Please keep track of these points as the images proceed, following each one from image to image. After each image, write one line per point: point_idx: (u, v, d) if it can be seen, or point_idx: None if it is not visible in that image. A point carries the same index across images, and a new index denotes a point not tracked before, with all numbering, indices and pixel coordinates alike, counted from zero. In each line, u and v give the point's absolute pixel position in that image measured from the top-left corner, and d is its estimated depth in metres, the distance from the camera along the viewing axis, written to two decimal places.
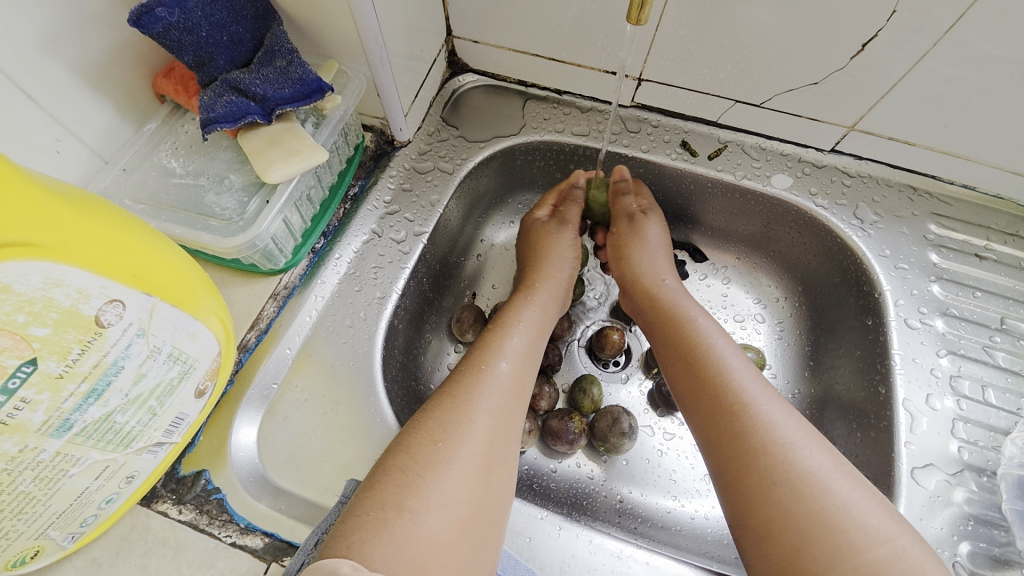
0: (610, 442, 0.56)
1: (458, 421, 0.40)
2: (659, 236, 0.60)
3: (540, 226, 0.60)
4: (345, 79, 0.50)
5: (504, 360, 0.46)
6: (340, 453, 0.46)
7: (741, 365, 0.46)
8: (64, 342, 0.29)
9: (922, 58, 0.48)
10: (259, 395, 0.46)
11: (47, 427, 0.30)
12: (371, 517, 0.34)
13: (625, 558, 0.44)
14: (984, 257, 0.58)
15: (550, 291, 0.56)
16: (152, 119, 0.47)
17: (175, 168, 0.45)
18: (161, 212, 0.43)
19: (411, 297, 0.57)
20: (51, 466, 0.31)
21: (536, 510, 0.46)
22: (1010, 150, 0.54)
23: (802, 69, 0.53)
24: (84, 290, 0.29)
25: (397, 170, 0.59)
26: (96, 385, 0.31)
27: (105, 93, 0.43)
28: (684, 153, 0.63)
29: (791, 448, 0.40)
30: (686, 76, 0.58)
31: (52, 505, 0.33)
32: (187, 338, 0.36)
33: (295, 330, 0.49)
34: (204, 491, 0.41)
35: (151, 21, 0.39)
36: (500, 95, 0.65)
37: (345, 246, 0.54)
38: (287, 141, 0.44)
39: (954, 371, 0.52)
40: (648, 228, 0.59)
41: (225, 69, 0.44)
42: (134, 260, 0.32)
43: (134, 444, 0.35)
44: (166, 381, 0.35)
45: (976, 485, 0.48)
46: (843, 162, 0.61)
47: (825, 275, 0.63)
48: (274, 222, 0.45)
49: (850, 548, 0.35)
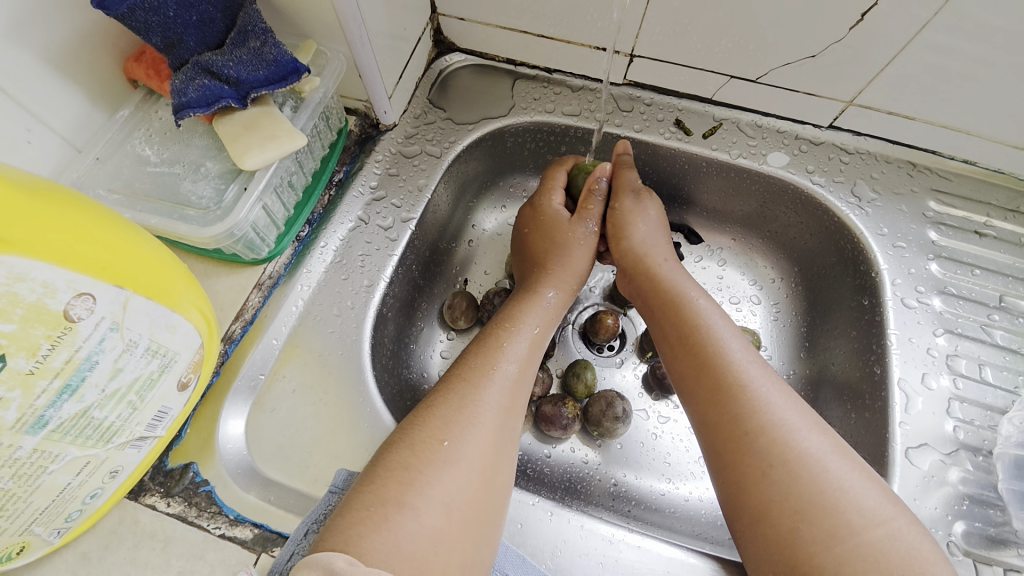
0: (604, 426, 0.56)
1: (464, 420, 0.39)
2: (657, 220, 0.57)
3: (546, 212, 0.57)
4: (324, 60, 0.48)
5: (513, 358, 0.45)
6: (330, 445, 0.46)
7: (740, 346, 0.44)
8: (32, 338, 0.28)
9: (922, 29, 0.46)
10: (246, 387, 0.46)
11: (21, 425, 0.29)
12: (368, 512, 0.33)
13: (616, 542, 0.43)
14: (983, 233, 0.57)
15: (556, 274, 0.53)
16: (125, 105, 0.45)
17: (150, 156, 0.44)
18: (137, 202, 0.42)
19: (400, 284, 0.56)
20: (29, 463, 0.31)
21: (527, 496, 0.46)
22: (1013, 123, 0.52)
23: (799, 41, 0.51)
24: (51, 284, 0.28)
25: (382, 154, 0.57)
26: (70, 381, 0.30)
27: (74, 79, 0.41)
28: (678, 132, 0.61)
29: (790, 430, 0.39)
30: (679, 51, 0.56)
31: (34, 502, 0.32)
32: (165, 331, 0.35)
33: (282, 321, 0.48)
34: (192, 484, 0.41)
35: (115, 2, 0.37)
36: (488, 75, 0.63)
37: (331, 234, 0.52)
38: (264, 125, 0.43)
39: (951, 350, 0.52)
40: (649, 207, 0.57)
41: (196, 51, 0.42)
42: (104, 252, 0.31)
43: (116, 438, 0.35)
44: (145, 375, 0.35)
45: (972, 464, 0.47)
46: (842, 139, 0.60)
47: (822, 255, 0.62)
48: (253, 210, 0.44)
49: (848, 528, 0.35)
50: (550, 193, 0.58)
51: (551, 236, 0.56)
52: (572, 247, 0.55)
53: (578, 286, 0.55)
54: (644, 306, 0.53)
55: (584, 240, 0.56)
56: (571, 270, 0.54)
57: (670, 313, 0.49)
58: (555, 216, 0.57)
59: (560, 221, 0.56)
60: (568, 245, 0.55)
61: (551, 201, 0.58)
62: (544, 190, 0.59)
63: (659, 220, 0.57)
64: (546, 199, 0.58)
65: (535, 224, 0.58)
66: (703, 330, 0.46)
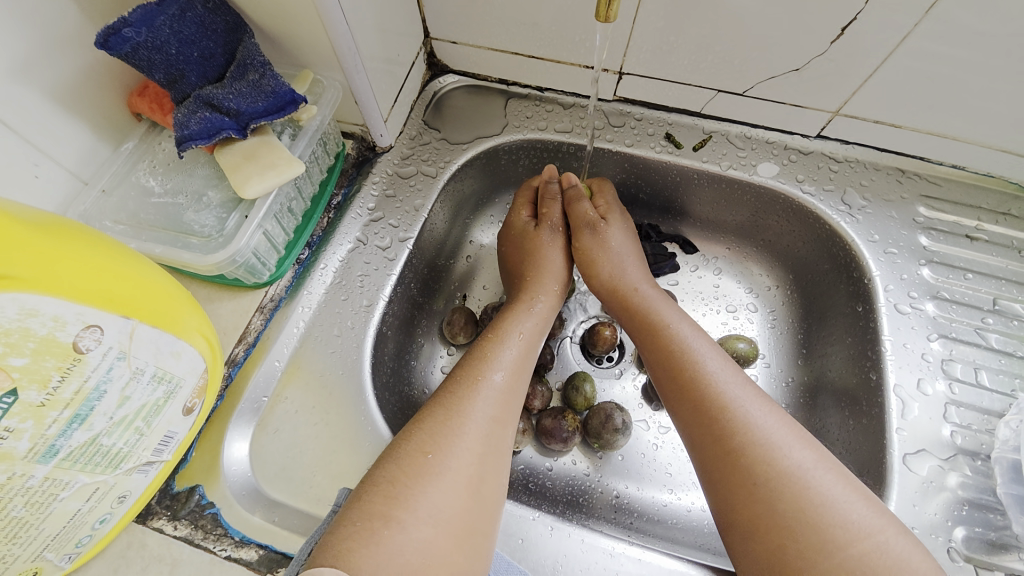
0: (604, 438, 0.56)
1: (450, 432, 0.40)
2: (624, 241, 0.58)
3: (528, 230, 0.59)
4: (320, 89, 0.50)
5: (500, 369, 0.45)
6: (333, 464, 0.46)
7: (717, 364, 0.46)
8: (43, 370, 0.29)
9: (903, 40, 0.47)
10: (250, 409, 0.47)
11: (33, 454, 0.30)
12: (359, 527, 0.34)
13: (617, 555, 0.44)
14: (975, 237, 0.57)
15: (535, 284, 0.55)
16: (129, 138, 0.47)
17: (154, 187, 0.46)
18: (142, 231, 0.43)
19: (399, 303, 0.57)
20: (41, 491, 0.32)
21: (527, 511, 0.46)
22: (997, 128, 0.53)
23: (783, 55, 0.52)
24: (61, 317, 0.29)
25: (379, 176, 0.59)
26: (80, 410, 0.32)
27: (80, 115, 0.43)
28: (669, 145, 0.62)
29: (771, 449, 0.39)
30: (667, 68, 0.57)
31: (45, 529, 0.33)
32: (171, 357, 0.36)
33: (284, 342, 0.49)
34: (198, 507, 0.42)
35: (119, 42, 0.39)
36: (482, 95, 0.65)
37: (331, 256, 0.54)
38: (263, 154, 0.44)
39: (946, 354, 0.52)
40: (611, 235, 0.57)
41: (197, 85, 0.44)
42: (112, 284, 0.32)
43: (124, 464, 0.36)
44: (151, 401, 0.36)
45: (971, 469, 0.47)
46: (830, 147, 0.61)
47: (815, 262, 0.63)
48: (254, 236, 0.45)
49: (834, 544, 0.35)
50: (517, 210, 0.61)
51: (534, 256, 0.57)
52: (545, 252, 0.57)
53: (561, 289, 0.56)
54: (627, 327, 0.54)
55: (552, 242, 0.58)
56: (551, 273, 0.56)
57: (653, 338, 0.49)
58: (525, 229, 0.59)
59: (530, 231, 0.59)
60: (540, 251, 0.57)
61: (519, 216, 0.60)
62: (513, 209, 0.61)
63: (628, 244, 0.58)
64: (515, 216, 0.61)
65: (516, 244, 0.59)
66: (684, 352, 0.47)
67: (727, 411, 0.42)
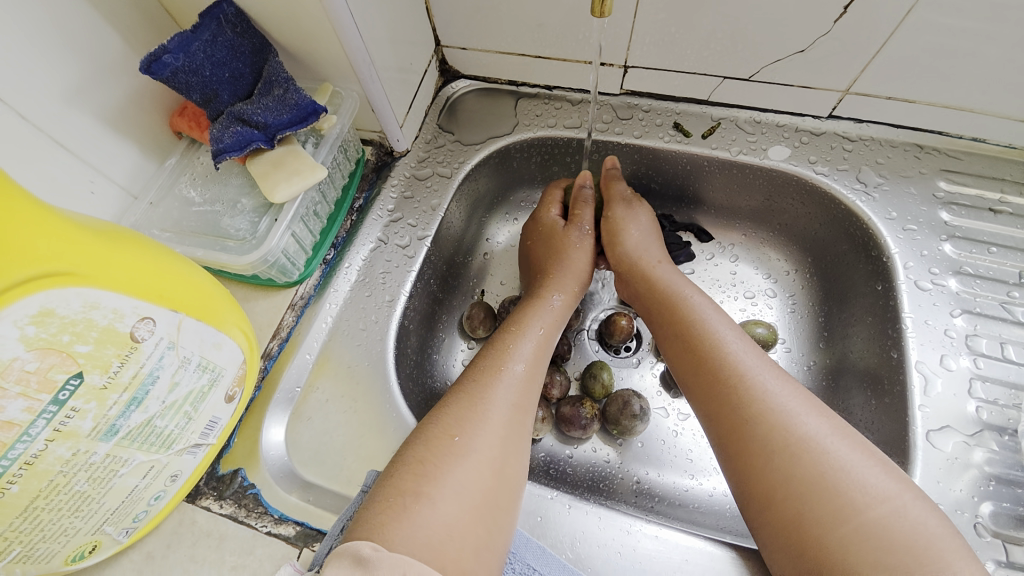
0: (622, 424, 0.57)
1: (473, 417, 0.42)
2: (651, 223, 0.59)
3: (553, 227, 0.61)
4: (340, 99, 0.54)
5: (521, 359, 0.47)
6: (362, 449, 0.49)
7: (735, 340, 0.46)
8: (105, 357, 0.33)
9: (909, 13, 0.47)
10: (285, 398, 0.50)
11: (96, 432, 0.34)
12: (388, 502, 0.37)
13: (633, 532, 0.45)
14: (999, 210, 0.56)
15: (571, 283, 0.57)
16: (172, 154, 0.52)
17: (194, 197, 0.50)
18: (185, 238, 0.48)
19: (420, 298, 0.60)
20: (103, 466, 0.35)
21: (545, 490, 0.48)
22: (1017, 97, 0.52)
23: (785, 38, 0.52)
24: (119, 310, 0.33)
25: (397, 179, 0.62)
26: (136, 394, 0.35)
27: (129, 136, 0.48)
28: (678, 135, 0.63)
29: (788, 416, 0.40)
30: (670, 59, 0.58)
31: (106, 503, 0.37)
32: (213, 348, 0.40)
33: (313, 337, 0.53)
34: (241, 487, 0.46)
35: (160, 68, 0.43)
36: (492, 97, 0.67)
37: (354, 255, 0.57)
38: (289, 162, 0.48)
39: (970, 330, 0.51)
40: (641, 214, 0.60)
41: (229, 102, 0.48)
42: (160, 281, 0.36)
43: (175, 445, 0.40)
44: (197, 388, 0.39)
45: (997, 444, 0.47)
46: (843, 127, 0.60)
47: (833, 243, 0.62)
48: (284, 237, 0.49)
49: (850, 509, 0.35)
50: (545, 206, 0.63)
51: (557, 250, 0.59)
52: (570, 252, 0.58)
53: (581, 289, 0.58)
54: (644, 312, 0.55)
55: (580, 244, 0.59)
56: (573, 274, 0.57)
57: (670, 320, 0.50)
58: (553, 225, 0.61)
59: (558, 229, 0.60)
60: (565, 249, 0.59)
61: (549, 213, 0.62)
62: (543, 205, 0.63)
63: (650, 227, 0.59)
64: (542, 212, 0.63)
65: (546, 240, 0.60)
66: (699, 327, 0.48)
67: (743, 387, 0.42)
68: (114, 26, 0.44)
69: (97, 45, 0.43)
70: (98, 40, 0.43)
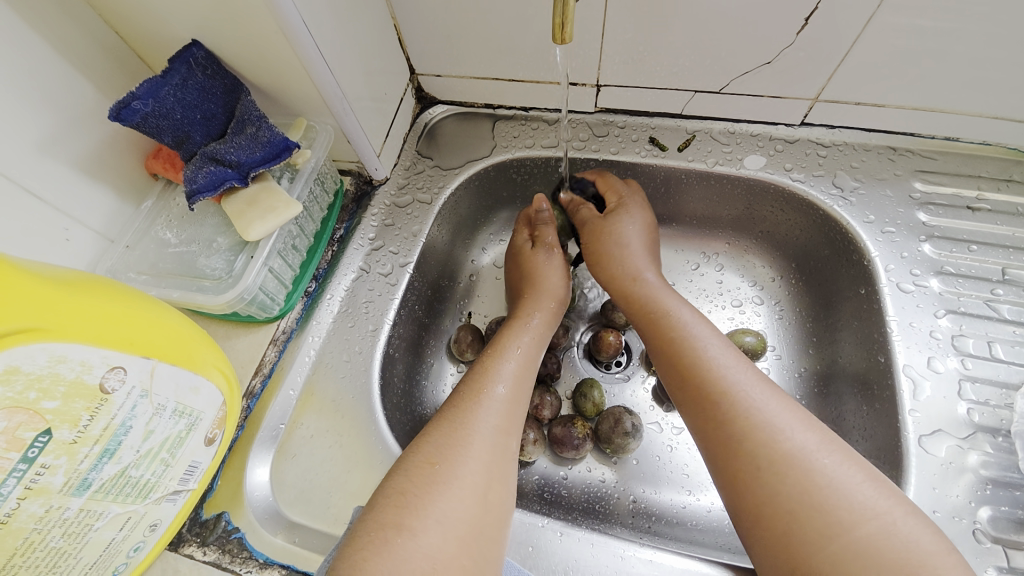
0: (615, 443, 0.57)
1: (455, 442, 0.41)
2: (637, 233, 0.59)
3: (528, 253, 0.61)
4: (314, 133, 0.54)
5: (501, 379, 0.47)
6: (349, 484, 0.49)
7: (718, 349, 0.46)
8: (73, 411, 0.33)
9: (870, 21, 0.48)
10: (269, 436, 0.49)
11: (68, 487, 0.34)
12: (371, 537, 0.36)
13: (628, 557, 0.45)
14: (977, 208, 0.56)
15: (552, 297, 0.58)
16: (148, 196, 0.52)
17: (170, 238, 0.50)
18: (162, 280, 0.48)
19: (405, 325, 0.60)
20: (77, 522, 0.35)
21: (537, 518, 0.47)
22: (985, 96, 0.52)
23: (753, 50, 0.53)
24: (87, 362, 0.33)
25: (377, 207, 0.62)
26: (108, 445, 0.35)
27: (103, 181, 0.48)
28: (654, 149, 0.63)
29: (772, 432, 0.39)
30: (641, 76, 0.59)
31: (83, 558, 0.36)
32: (190, 392, 0.39)
33: (297, 371, 0.52)
34: (225, 533, 0.45)
35: (130, 114, 0.43)
36: (470, 121, 0.68)
37: (336, 286, 0.57)
38: (263, 199, 0.48)
39: (956, 330, 0.51)
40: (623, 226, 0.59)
41: (202, 143, 0.48)
42: (134, 329, 0.36)
43: (153, 493, 0.39)
44: (174, 434, 0.39)
45: (992, 446, 0.46)
46: (817, 133, 0.61)
47: (815, 248, 0.62)
48: (260, 274, 0.49)
49: (839, 526, 0.35)
50: (518, 231, 0.64)
51: (527, 273, 0.60)
52: (542, 272, 0.59)
53: (559, 307, 0.58)
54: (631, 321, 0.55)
55: (549, 262, 0.59)
56: (546, 291, 0.57)
57: (655, 336, 0.50)
58: (523, 247, 0.62)
59: (527, 250, 0.61)
60: (537, 270, 0.59)
61: (519, 236, 0.63)
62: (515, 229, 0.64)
63: (644, 227, 0.60)
64: (515, 236, 0.64)
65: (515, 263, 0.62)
66: (678, 345, 0.48)
67: (733, 400, 0.42)
68: (86, 75, 0.45)
69: (67, 94, 0.44)
70: (70, 89, 0.44)
